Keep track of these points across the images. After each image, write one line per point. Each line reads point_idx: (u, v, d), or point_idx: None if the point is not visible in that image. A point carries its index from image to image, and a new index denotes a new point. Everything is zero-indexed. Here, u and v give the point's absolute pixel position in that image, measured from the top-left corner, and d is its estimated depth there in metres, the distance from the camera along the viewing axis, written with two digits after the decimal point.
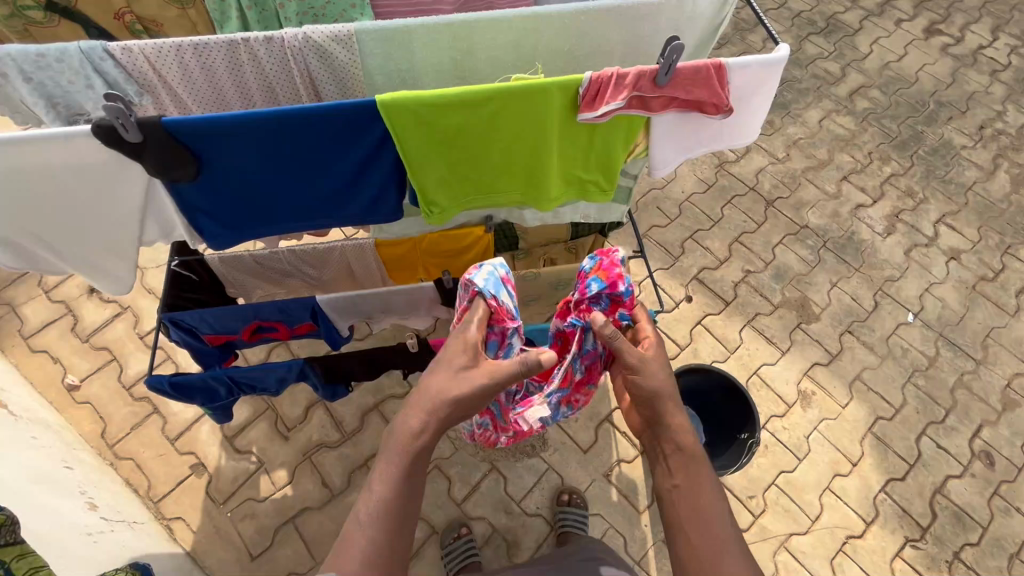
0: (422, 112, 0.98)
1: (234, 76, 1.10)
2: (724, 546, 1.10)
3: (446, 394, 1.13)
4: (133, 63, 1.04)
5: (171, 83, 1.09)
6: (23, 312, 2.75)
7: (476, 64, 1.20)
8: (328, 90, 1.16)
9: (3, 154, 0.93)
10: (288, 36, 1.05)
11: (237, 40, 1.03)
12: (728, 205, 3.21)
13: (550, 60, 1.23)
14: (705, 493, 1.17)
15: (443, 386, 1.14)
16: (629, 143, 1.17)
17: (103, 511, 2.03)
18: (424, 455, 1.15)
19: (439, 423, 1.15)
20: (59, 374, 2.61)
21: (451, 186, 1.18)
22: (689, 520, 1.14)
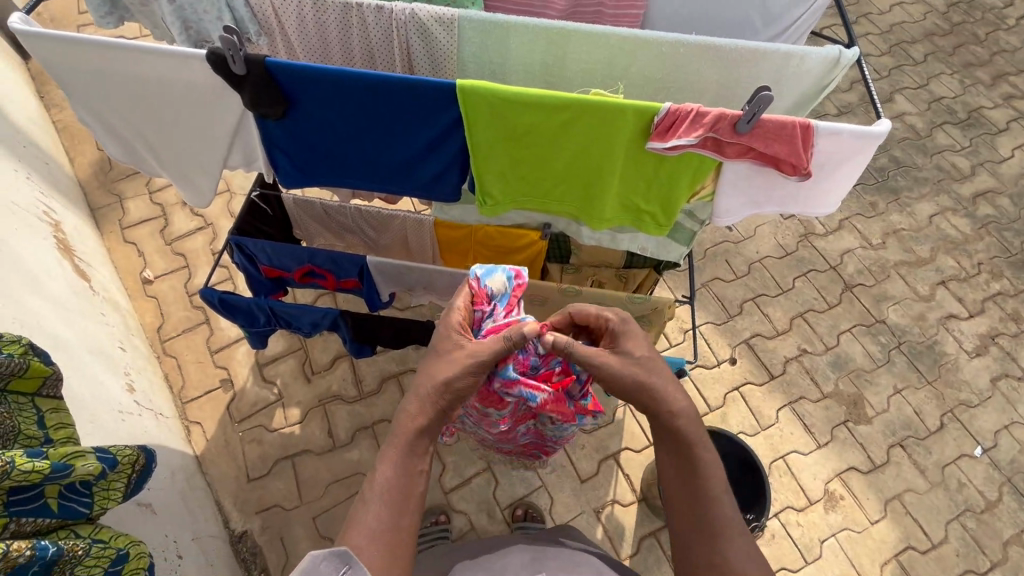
0: (496, 104, 1.00)
1: (342, 36, 1.19)
2: (730, 532, 1.13)
3: (442, 382, 1.16)
4: (260, 6, 1.14)
5: (287, 30, 1.19)
6: (127, 204, 3.08)
7: (566, 73, 1.21)
8: (421, 67, 1.22)
9: (132, 62, 1.06)
10: (397, 9, 1.11)
11: (352, 4, 1.12)
12: (801, 278, 3.03)
13: (639, 84, 1.22)
14: (705, 477, 1.17)
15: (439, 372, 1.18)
16: (695, 184, 1.14)
17: (138, 396, 2.24)
18: (428, 439, 1.18)
19: (439, 409, 1.17)
20: (140, 266, 2.90)
21: (510, 183, 1.20)
22: (689, 509, 1.16)
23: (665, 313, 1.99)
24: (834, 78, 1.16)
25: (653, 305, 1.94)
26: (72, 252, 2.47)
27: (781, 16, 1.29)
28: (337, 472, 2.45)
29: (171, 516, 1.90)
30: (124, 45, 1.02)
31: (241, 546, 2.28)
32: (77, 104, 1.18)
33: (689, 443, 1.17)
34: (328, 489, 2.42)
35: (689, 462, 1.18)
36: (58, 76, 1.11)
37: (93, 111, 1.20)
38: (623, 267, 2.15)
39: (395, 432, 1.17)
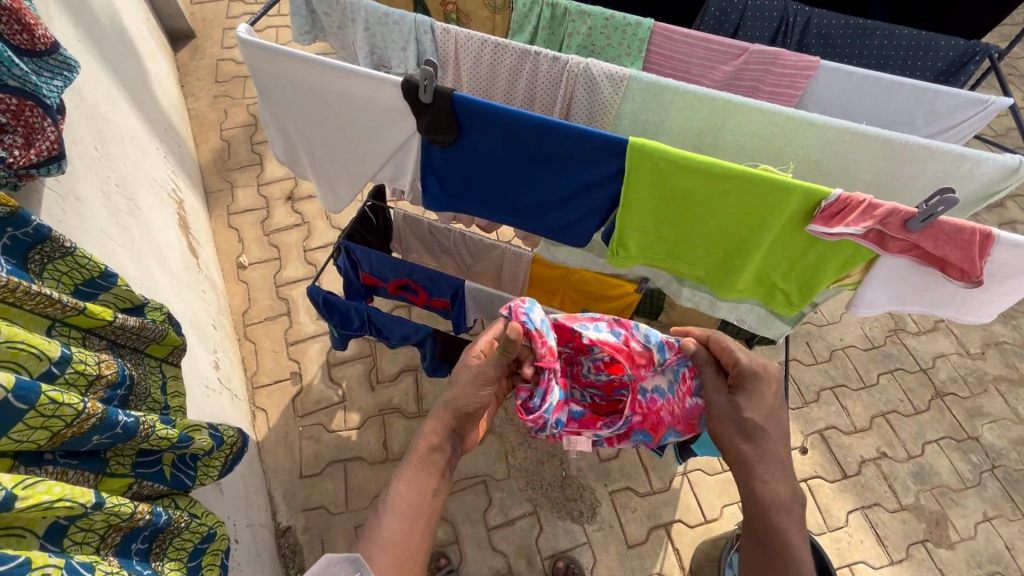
0: (662, 166, 1.03)
1: (510, 78, 1.26)
2: None
3: (460, 403, 1.29)
4: (445, 42, 1.23)
5: (461, 66, 1.27)
6: (237, 193, 3.30)
7: (721, 141, 1.23)
8: (578, 115, 1.27)
9: (328, 79, 1.15)
10: (572, 62, 1.17)
11: (530, 52, 1.19)
12: (886, 375, 2.86)
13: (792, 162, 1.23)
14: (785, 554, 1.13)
15: (458, 398, 1.30)
16: (842, 271, 1.12)
17: (220, 374, 2.34)
18: (442, 455, 1.26)
19: (450, 426, 1.30)
20: (237, 251, 3.08)
21: (648, 239, 1.21)
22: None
23: None
24: (1007, 185, 1.12)
25: None
26: (187, 229, 2.66)
27: (946, 116, 1.27)
28: (385, 485, 2.45)
29: (233, 499, 1.94)
30: (327, 63, 1.12)
31: (283, 541, 2.30)
32: (264, 104, 1.30)
33: (772, 520, 1.15)
34: (374, 501, 2.41)
35: (774, 542, 1.14)
36: (258, 79, 1.22)
37: (275, 112, 1.32)
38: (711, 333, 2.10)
39: (411, 453, 1.24)
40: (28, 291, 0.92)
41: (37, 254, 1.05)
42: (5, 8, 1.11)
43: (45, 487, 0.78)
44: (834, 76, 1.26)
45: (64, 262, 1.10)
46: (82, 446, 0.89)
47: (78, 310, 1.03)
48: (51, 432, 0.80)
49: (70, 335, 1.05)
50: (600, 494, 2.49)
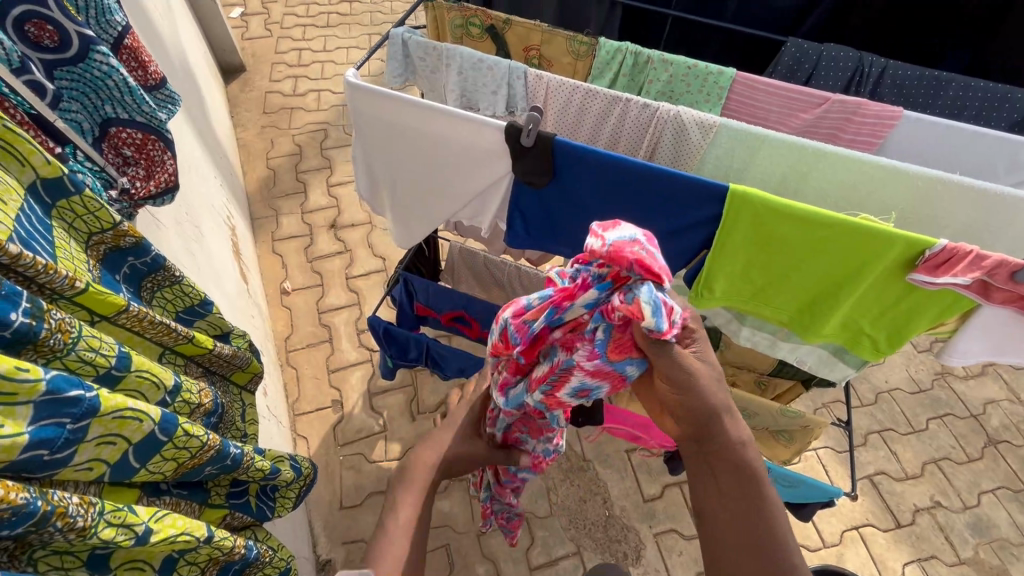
0: (761, 212, 1.05)
1: (596, 122, 1.30)
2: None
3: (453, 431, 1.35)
4: (536, 88, 1.28)
5: (548, 110, 1.32)
6: (281, 220, 3.38)
7: (806, 188, 1.24)
8: (662, 159, 1.30)
9: (426, 121, 1.19)
10: (663, 108, 1.21)
11: (620, 99, 1.23)
12: (936, 419, 2.79)
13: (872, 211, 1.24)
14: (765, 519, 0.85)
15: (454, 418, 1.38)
16: (938, 320, 1.12)
17: (268, 400, 2.34)
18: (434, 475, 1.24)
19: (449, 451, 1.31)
20: (281, 278, 3.12)
21: (733, 280, 1.23)
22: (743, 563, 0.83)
23: (813, 432, 1.87)
24: None
25: (804, 423, 1.83)
26: (239, 255, 2.71)
27: None
28: None
29: (283, 531, 1.93)
30: (430, 106, 1.16)
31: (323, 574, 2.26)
32: (356, 142, 1.35)
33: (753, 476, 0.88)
34: None
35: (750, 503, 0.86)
36: (357, 119, 1.27)
37: (364, 149, 1.36)
38: (766, 374, 2.07)
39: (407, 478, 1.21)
40: (153, 320, 0.94)
41: (151, 282, 1.08)
42: (127, 46, 1.16)
43: (171, 521, 0.77)
44: (918, 126, 1.28)
45: (171, 290, 1.12)
46: (195, 477, 0.89)
47: (189, 338, 1.05)
48: (177, 463, 0.80)
49: (177, 363, 1.06)
50: (644, 535, 2.43)
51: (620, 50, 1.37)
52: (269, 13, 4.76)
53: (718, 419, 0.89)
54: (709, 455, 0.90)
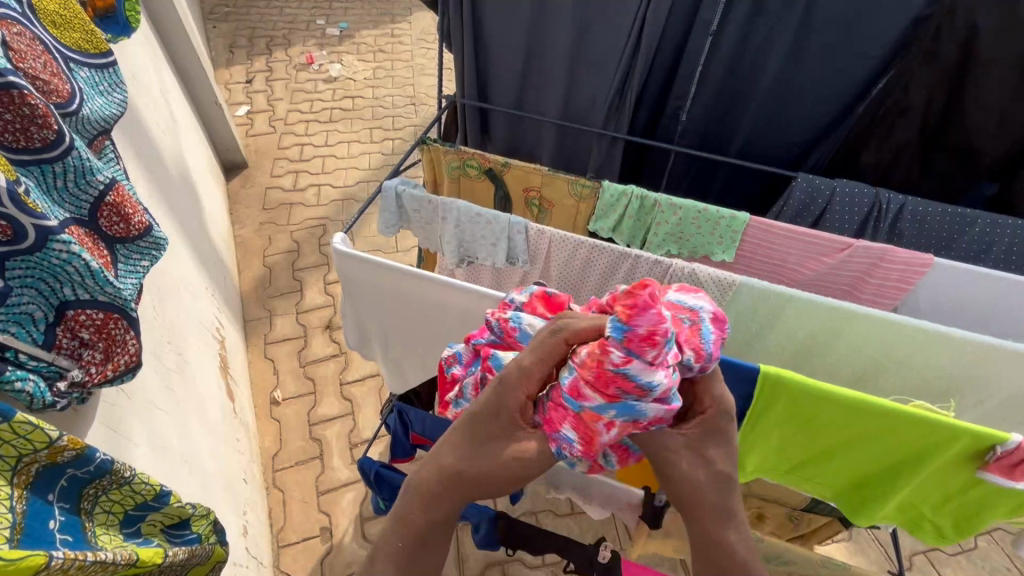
0: (798, 395, 0.93)
1: (604, 275, 1.21)
2: None
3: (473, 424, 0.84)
4: (538, 241, 1.20)
5: (551, 261, 1.23)
6: (275, 321, 3.29)
7: (838, 347, 1.13)
8: None
9: (419, 288, 1.09)
10: (676, 265, 1.12)
11: (629, 255, 1.14)
12: (984, 535, 2.53)
13: (915, 374, 1.12)
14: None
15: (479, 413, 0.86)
16: (1015, 513, 0.96)
17: (248, 540, 2.12)
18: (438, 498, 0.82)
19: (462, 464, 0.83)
20: (271, 385, 2.97)
21: (768, 456, 1.08)
22: None
23: None
24: None
25: None
26: (227, 369, 2.58)
27: None
28: None
29: None
30: (424, 275, 1.07)
31: None
32: (345, 301, 1.24)
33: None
34: None
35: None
36: (345, 283, 1.18)
37: (354, 307, 1.26)
38: (798, 508, 1.86)
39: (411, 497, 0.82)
40: (83, 563, 0.79)
41: (93, 490, 0.93)
42: (108, 202, 1.06)
43: None
44: (952, 275, 1.18)
45: (118, 492, 0.97)
46: None
47: (131, 562, 0.89)
48: None
49: None
50: None
51: (625, 194, 1.31)
52: (274, 110, 4.93)
53: (713, 527, 0.78)
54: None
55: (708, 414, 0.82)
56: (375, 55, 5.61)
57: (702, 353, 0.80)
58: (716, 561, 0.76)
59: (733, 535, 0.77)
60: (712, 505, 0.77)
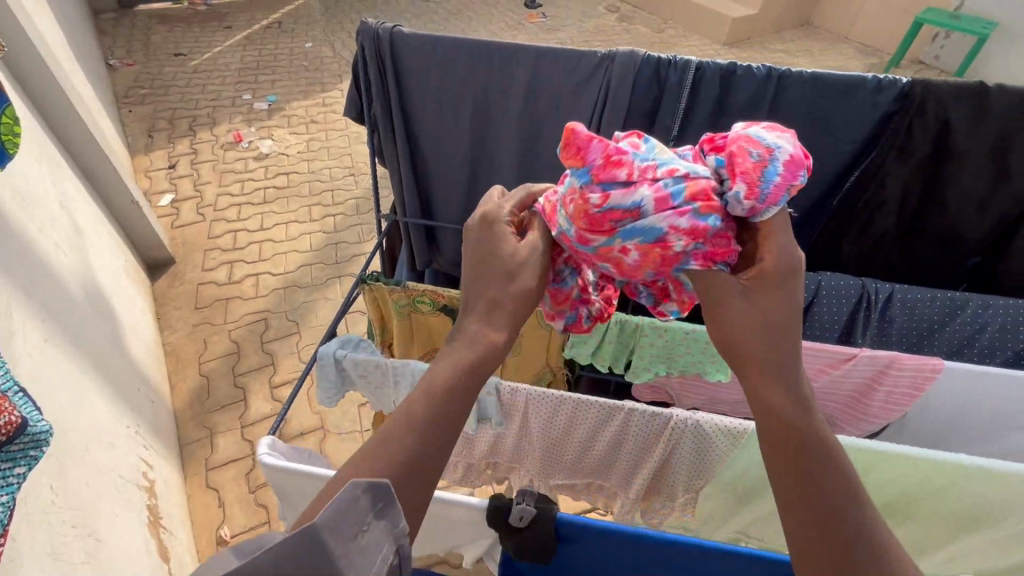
0: None
1: (593, 428, 1.04)
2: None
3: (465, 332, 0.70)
4: (513, 399, 1.01)
5: (531, 419, 1.05)
6: (217, 441, 2.92)
7: (865, 478, 1.01)
8: (681, 459, 1.03)
9: None
10: (677, 417, 0.96)
11: (620, 407, 0.98)
12: None
13: (948, 503, 1.02)
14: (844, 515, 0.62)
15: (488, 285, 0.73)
16: None
17: None
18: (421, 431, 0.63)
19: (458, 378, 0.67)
20: (217, 521, 2.60)
21: None
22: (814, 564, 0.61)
23: None
24: None
25: None
26: (158, 521, 2.20)
27: None
28: None
29: None
30: None
31: None
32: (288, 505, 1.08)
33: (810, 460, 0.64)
34: None
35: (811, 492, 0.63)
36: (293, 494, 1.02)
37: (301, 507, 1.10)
38: None
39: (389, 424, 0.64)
40: None
41: None
42: None
43: None
44: (963, 381, 1.10)
45: None
46: None
47: None
48: None
49: None
50: None
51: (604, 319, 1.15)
52: (201, 195, 4.59)
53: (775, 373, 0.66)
54: (773, 456, 0.65)
55: (765, 269, 0.69)
56: (307, 127, 5.41)
57: (758, 191, 0.70)
58: (771, 431, 0.65)
59: (772, 385, 0.65)
60: (759, 358, 0.65)
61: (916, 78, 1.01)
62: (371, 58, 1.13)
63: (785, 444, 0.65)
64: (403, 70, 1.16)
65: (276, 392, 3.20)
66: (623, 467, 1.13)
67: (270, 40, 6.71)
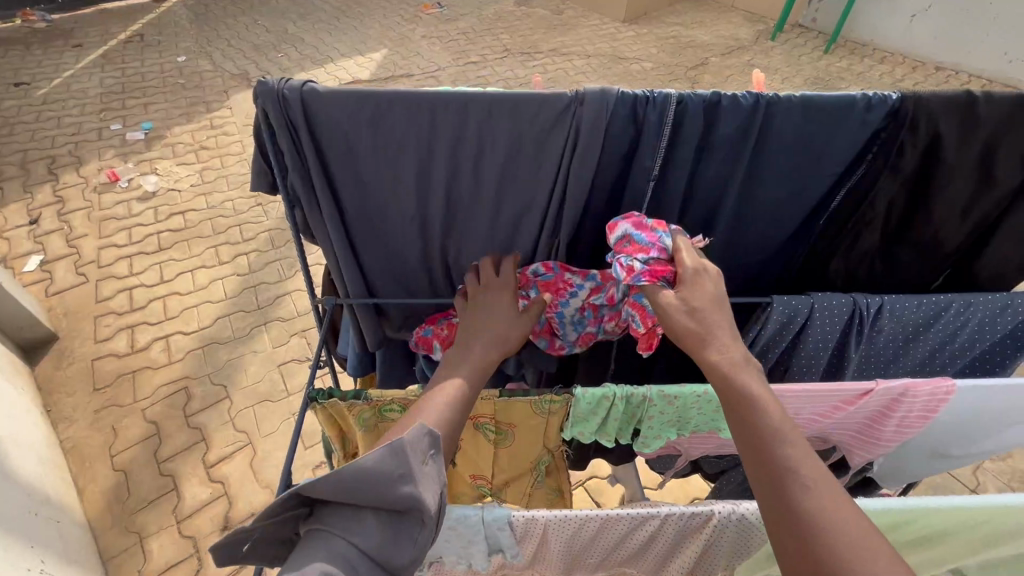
0: None
1: (621, 536, 0.89)
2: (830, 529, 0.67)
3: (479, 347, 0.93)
4: (528, 527, 0.84)
5: (549, 539, 0.88)
6: (149, 546, 2.52)
7: (905, 527, 0.94)
8: (722, 547, 0.92)
9: None
10: (718, 511, 0.84)
11: (654, 514, 0.84)
12: None
13: (973, 534, 0.99)
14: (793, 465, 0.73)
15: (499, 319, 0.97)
16: None
17: None
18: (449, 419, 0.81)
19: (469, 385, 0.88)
20: None
21: None
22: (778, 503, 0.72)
23: None
24: None
25: None
26: None
27: None
28: None
29: None
30: None
31: None
32: None
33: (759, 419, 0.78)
34: None
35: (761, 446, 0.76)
36: None
37: None
38: None
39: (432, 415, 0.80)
40: None
41: None
42: None
43: None
44: (967, 399, 1.07)
45: None
46: None
47: None
48: None
49: None
50: None
51: (605, 397, 1.00)
52: (79, 251, 3.92)
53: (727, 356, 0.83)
54: (732, 417, 0.80)
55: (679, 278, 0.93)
56: (197, 154, 4.79)
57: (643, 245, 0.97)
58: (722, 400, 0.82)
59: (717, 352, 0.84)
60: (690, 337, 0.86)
61: (905, 92, 0.94)
62: (280, 125, 0.88)
63: (736, 408, 0.80)
64: (322, 135, 0.92)
65: (212, 471, 2.81)
66: (654, 559, 0.99)
67: (133, 58, 5.85)
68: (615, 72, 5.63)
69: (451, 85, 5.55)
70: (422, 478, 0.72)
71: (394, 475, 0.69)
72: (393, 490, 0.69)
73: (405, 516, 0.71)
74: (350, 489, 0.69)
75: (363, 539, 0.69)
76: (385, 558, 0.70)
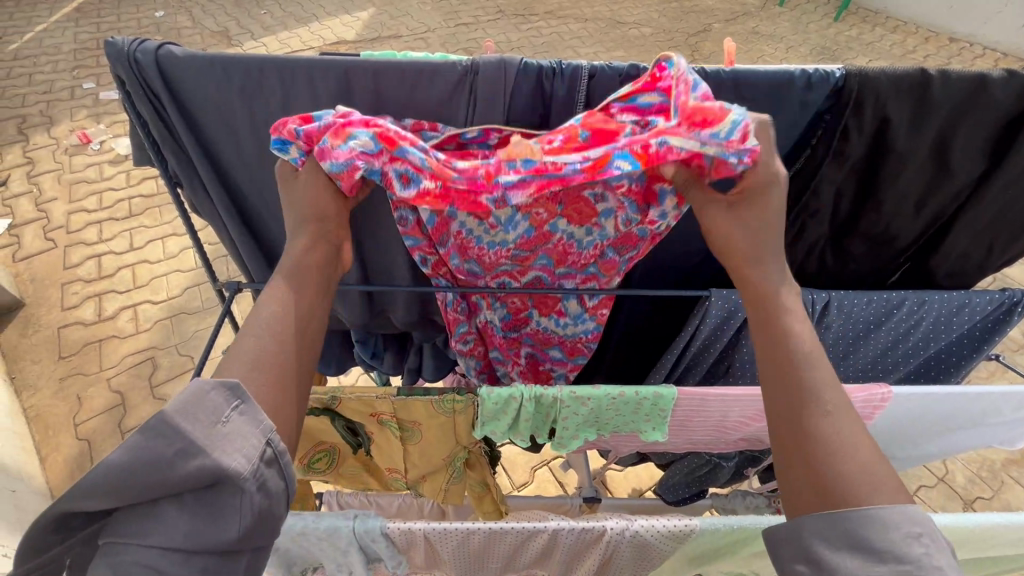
0: None
1: (513, 545, 0.84)
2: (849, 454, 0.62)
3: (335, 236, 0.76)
4: (407, 536, 0.80)
5: (437, 546, 0.84)
6: None
7: None
8: (622, 557, 0.87)
9: None
10: (606, 528, 0.79)
11: (541, 529, 0.79)
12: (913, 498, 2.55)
13: None
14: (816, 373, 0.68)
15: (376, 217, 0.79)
16: None
17: None
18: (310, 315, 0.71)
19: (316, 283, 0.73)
20: None
21: None
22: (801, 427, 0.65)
23: None
24: None
25: None
26: None
27: (1011, 413, 1.06)
28: None
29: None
30: None
31: None
32: None
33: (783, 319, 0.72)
34: None
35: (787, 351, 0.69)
36: None
37: None
38: None
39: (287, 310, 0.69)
40: None
41: None
42: None
43: None
44: (903, 406, 1.00)
45: None
46: None
47: None
48: None
49: None
50: None
51: (512, 398, 0.92)
52: (49, 215, 3.82)
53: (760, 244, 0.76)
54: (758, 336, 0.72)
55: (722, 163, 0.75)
56: None
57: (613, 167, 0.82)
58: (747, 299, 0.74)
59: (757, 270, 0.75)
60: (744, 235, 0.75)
61: (850, 68, 0.83)
62: (137, 91, 0.78)
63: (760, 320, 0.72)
64: (191, 106, 0.82)
65: None
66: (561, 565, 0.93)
67: (110, 13, 5.59)
68: (613, 38, 5.36)
69: (440, 48, 5.29)
70: (217, 441, 0.54)
71: (169, 452, 0.52)
72: (177, 470, 0.52)
73: (216, 486, 0.53)
74: (120, 491, 0.52)
75: (163, 539, 0.52)
76: (209, 544, 0.53)
